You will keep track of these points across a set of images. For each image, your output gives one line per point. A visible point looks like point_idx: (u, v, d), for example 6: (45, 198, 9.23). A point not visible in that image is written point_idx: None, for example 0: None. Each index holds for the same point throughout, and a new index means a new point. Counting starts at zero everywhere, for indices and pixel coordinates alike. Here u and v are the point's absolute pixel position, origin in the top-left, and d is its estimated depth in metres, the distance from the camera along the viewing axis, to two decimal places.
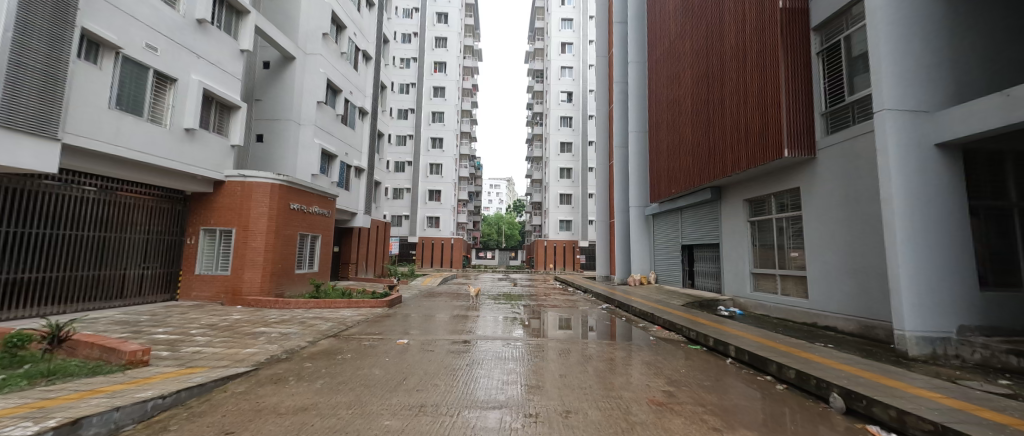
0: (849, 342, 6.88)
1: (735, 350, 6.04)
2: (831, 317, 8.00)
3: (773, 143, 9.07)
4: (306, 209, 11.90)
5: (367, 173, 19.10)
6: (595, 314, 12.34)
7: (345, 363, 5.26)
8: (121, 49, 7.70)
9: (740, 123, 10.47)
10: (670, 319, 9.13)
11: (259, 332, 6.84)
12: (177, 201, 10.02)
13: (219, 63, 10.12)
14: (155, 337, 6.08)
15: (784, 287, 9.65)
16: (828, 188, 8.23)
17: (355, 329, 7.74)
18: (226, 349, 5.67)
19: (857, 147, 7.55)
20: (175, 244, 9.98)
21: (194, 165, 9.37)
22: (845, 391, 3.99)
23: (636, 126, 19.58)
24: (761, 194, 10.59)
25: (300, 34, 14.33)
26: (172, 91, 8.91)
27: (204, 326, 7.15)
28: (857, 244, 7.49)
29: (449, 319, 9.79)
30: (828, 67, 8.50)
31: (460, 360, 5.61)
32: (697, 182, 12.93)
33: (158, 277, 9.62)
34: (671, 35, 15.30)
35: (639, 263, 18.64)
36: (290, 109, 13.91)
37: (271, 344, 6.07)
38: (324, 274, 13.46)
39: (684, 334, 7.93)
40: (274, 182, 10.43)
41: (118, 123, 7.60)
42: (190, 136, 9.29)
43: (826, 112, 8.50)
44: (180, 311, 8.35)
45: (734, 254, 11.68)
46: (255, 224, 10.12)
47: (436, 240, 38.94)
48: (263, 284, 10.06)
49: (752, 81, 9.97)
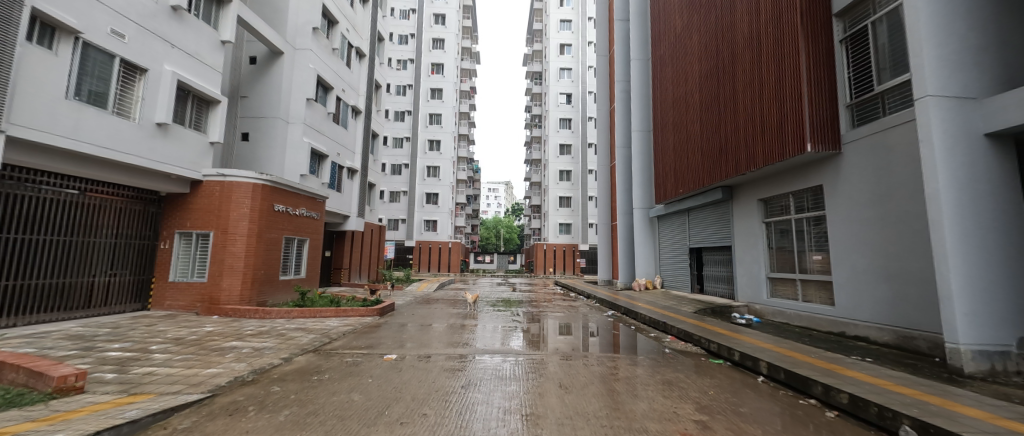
0: (890, 356, 6.15)
1: (766, 366, 5.28)
2: (863, 326, 7.30)
3: (793, 137, 8.38)
4: (292, 211, 11.20)
5: (361, 174, 18.35)
6: (598, 321, 11.61)
7: (320, 386, 4.51)
8: (81, 35, 6.96)
9: (755, 117, 9.78)
10: (683, 328, 8.39)
11: (229, 347, 6.08)
12: (150, 203, 9.28)
13: (196, 54, 9.36)
14: (106, 356, 5.34)
15: (805, 293, 8.96)
16: (857, 184, 7.56)
17: (340, 341, 6.98)
18: (185, 370, 4.91)
19: (889, 140, 6.89)
20: (148, 248, 9.23)
21: (168, 162, 8.63)
22: (920, 424, 3.30)
23: (640, 125, 18.93)
24: (778, 192, 9.91)
25: (290, 28, 13.66)
26: (141, 82, 8.15)
27: (168, 340, 6.38)
28: (891, 247, 6.84)
29: (446, 329, 9.03)
30: (855, 54, 7.84)
31: (455, 381, 4.86)
32: (706, 181, 12.25)
33: (127, 285, 8.84)
34: (676, 30, 14.72)
35: (644, 267, 17.91)
36: (277, 106, 13.22)
37: (239, 363, 5.31)
38: (312, 280, 12.70)
39: (703, 346, 7.13)
40: (256, 181, 9.75)
41: (77, 115, 6.87)
42: (163, 131, 8.54)
43: (852, 104, 7.86)
44: (146, 323, 7.57)
45: (748, 257, 11.02)
46: (235, 227, 9.39)
47: (433, 243, 38.08)
48: (243, 292, 9.32)
49: (767, 72, 9.33)
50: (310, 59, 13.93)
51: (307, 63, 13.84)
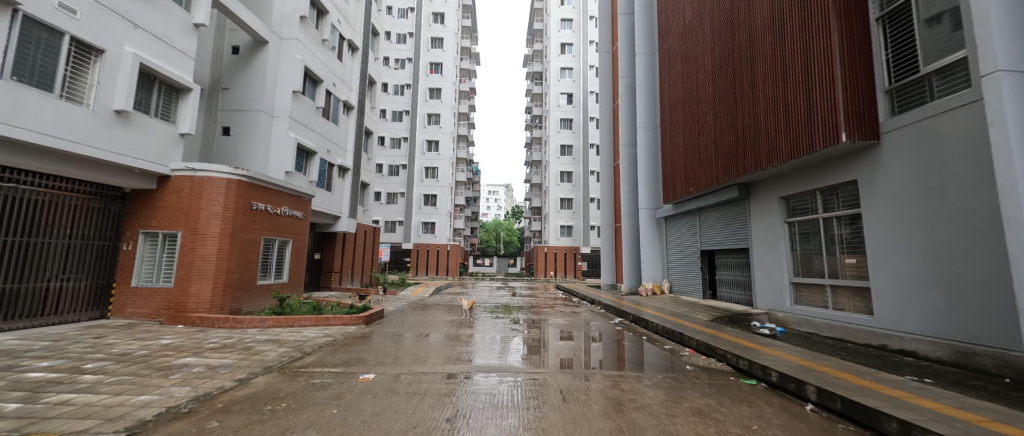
0: (950, 376, 5.26)
1: (816, 392, 4.39)
2: (909, 339, 6.42)
3: (823, 127, 7.50)
4: (273, 210, 10.32)
5: (353, 173, 17.51)
6: (604, 328, 10.70)
7: (269, 421, 3.61)
8: (20, 6, 6.11)
9: (777, 107, 8.93)
10: (702, 339, 7.48)
11: (179, 365, 5.19)
12: (112, 199, 8.43)
13: (163, 36, 8.51)
14: (23, 379, 4.44)
15: (836, 300, 8.10)
16: (900, 179, 6.69)
17: (314, 356, 6.10)
18: (111, 398, 4.03)
19: (941, 127, 6.06)
20: (108, 250, 8.36)
21: (129, 154, 7.77)
22: None
23: (646, 122, 18.10)
24: (802, 190, 9.04)
25: (276, 16, 12.84)
26: (97, 64, 7.28)
27: (111, 356, 5.49)
28: (945, 249, 5.98)
29: (439, 341, 8.13)
30: (894, 33, 7.00)
31: (440, 412, 3.96)
32: (721, 178, 11.39)
33: (83, 291, 7.93)
34: (686, 20, 13.93)
35: (651, 271, 16.95)
36: (262, 98, 12.39)
37: (183, 387, 4.42)
38: (297, 285, 11.82)
39: (728, 362, 6.23)
40: (230, 176, 8.90)
41: (15, 97, 6.01)
42: (123, 120, 7.67)
43: (891, 88, 7.00)
44: (96, 334, 6.69)
45: (769, 260, 10.15)
46: (205, 227, 8.52)
47: (431, 246, 37.15)
48: (214, 299, 8.43)
49: (793, 56, 8.48)
50: (296, 49, 13.13)
51: (294, 53, 13.03)
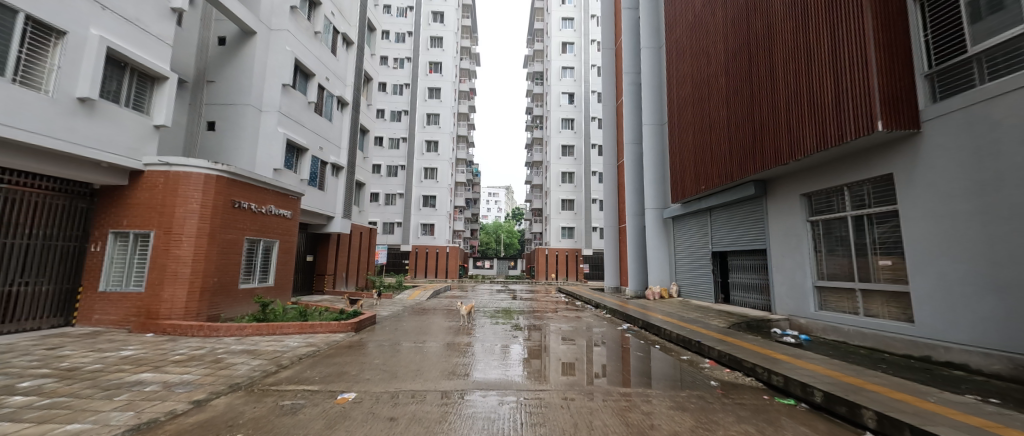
0: (1017, 395, 4.57)
1: (875, 418, 3.70)
2: (959, 350, 5.72)
3: (856, 115, 6.83)
4: (258, 209, 9.66)
5: (347, 171, 16.85)
6: (612, 334, 9.99)
7: None
8: None
9: (801, 96, 8.25)
10: (724, 349, 6.77)
11: (131, 383, 4.50)
12: (79, 197, 7.80)
13: (135, 19, 7.87)
14: None
15: (868, 306, 7.40)
16: (944, 171, 6.01)
17: (291, 371, 5.43)
18: (29, 428, 3.33)
19: (995, 112, 5.38)
20: (73, 251, 7.70)
21: (95, 147, 7.11)
22: None
23: (652, 118, 17.43)
24: (827, 186, 8.36)
25: (264, 6, 12.20)
26: (57, 47, 6.65)
27: (55, 372, 4.79)
28: (1000, 249, 5.30)
29: (433, 350, 7.41)
30: (936, 13, 6.35)
31: None
32: (736, 174, 10.73)
33: (45, 296, 7.25)
34: (697, 10, 13.26)
35: (658, 273, 16.20)
36: (249, 91, 11.77)
37: (125, 412, 3.74)
38: (284, 289, 11.14)
39: (757, 376, 5.54)
40: (210, 171, 8.24)
41: None
42: (87, 109, 7.00)
43: (932, 72, 6.34)
44: (50, 345, 5.99)
45: (790, 263, 9.46)
46: (181, 226, 7.86)
47: (430, 248, 36.46)
48: (189, 304, 7.77)
49: (819, 41, 7.80)
50: (286, 40, 12.49)
51: (283, 45, 12.39)
